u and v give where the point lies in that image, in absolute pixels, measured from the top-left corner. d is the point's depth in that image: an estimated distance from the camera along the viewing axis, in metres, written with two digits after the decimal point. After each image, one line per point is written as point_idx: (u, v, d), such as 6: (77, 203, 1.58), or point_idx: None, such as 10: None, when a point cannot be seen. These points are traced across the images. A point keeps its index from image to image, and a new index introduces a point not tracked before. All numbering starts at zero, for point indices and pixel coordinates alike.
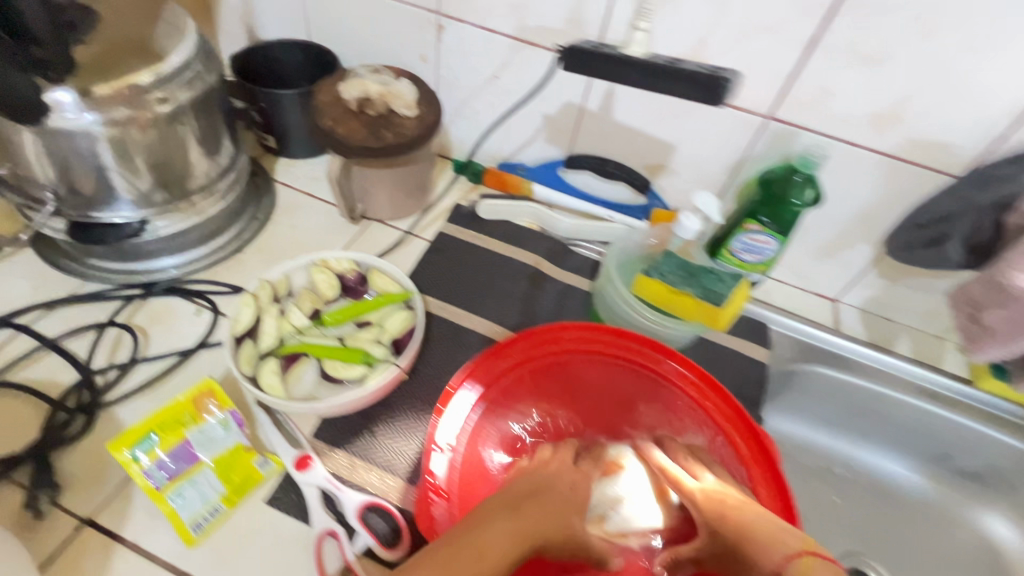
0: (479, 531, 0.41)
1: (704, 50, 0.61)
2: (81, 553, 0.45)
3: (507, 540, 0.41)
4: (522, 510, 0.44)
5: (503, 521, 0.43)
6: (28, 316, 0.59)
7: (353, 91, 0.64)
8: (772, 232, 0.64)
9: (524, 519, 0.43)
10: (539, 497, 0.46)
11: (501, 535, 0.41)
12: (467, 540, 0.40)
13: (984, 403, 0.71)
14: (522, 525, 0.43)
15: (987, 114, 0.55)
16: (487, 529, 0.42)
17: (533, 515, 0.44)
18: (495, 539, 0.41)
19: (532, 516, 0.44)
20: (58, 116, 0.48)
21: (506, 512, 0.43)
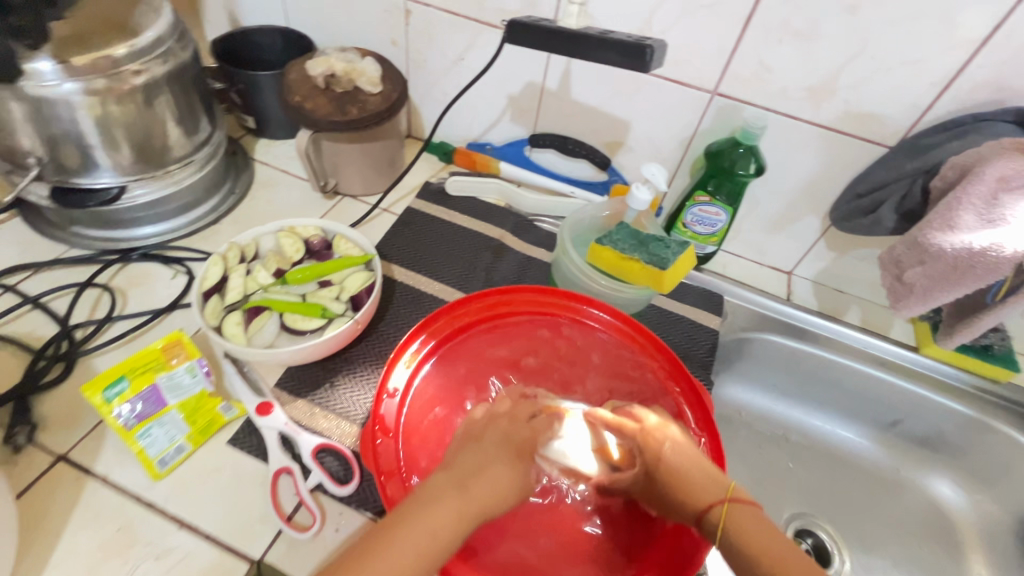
0: (423, 508, 0.42)
1: (651, 29, 0.64)
2: (56, 483, 0.48)
3: (449, 512, 0.43)
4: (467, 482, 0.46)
5: (446, 497, 0.43)
6: (15, 277, 0.63)
7: (318, 68, 0.69)
8: (721, 204, 0.70)
9: (469, 491, 0.45)
10: (481, 463, 0.48)
11: (442, 510, 0.43)
12: (406, 521, 0.41)
13: (928, 369, 0.73)
14: (463, 495, 0.45)
15: (914, 86, 0.58)
16: (429, 505, 0.42)
17: (475, 490, 0.46)
18: (435, 519, 0.42)
19: (474, 490, 0.45)
20: (36, 84, 0.52)
21: (451, 488, 0.44)
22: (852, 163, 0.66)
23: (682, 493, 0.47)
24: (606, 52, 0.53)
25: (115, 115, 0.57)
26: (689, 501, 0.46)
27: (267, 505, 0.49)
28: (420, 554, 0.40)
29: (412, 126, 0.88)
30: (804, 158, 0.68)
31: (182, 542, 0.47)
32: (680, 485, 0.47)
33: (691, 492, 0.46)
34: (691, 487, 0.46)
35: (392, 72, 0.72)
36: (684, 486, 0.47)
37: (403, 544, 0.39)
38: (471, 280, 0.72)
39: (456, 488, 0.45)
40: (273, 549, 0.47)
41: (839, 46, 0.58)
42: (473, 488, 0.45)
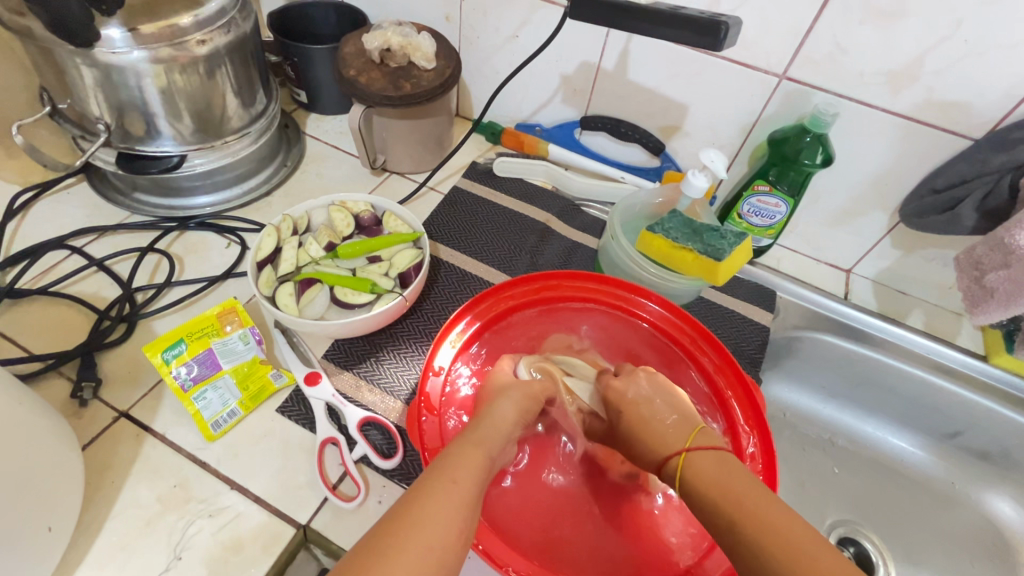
0: (446, 460, 0.41)
1: (720, 6, 0.61)
2: (117, 437, 0.51)
3: (474, 463, 0.41)
4: (479, 433, 0.45)
5: (468, 452, 0.42)
6: (81, 240, 0.65)
7: (374, 41, 0.68)
8: (781, 195, 0.67)
9: (484, 441, 0.44)
10: (490, 419, 0.47)
11: (471, 462, 0.41)
12: (439, 471, 0.39)
13: (996, 379, 0.68)
14: (485, 450, 0.43)
15: (1010, 73, 0.53)
16: (453, 461, 0.41)
17: (493, 444, 0.44)
18: (466, 470, 0.40)
19: (491, 444, 0.44)
20: (107, 50, 0.53)
21: (468, 445, 0.43)
22: (930, 155, 0.61)
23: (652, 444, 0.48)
24: (675, 29, 0.52)
25: (178, 84, 0.58)
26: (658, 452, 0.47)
27: (313, 473, 0.50)
28: (462, 507, 0.37)
29: (461, 105, 0.87)
30: (876, 149, 0.64)
31: (234, 503, 0.48)
32: (651, 440, 0.49)
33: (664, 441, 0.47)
34: (655, 437, 0.48)
35: (445, 47, 0.72)
36: (653, 435, 0.49)
37: (444, 499, 0.37)
38: (515, 262, 0.71)
39: (477, 445, 0.43)
40: (318, 516, 0.48)
41: (928, 28, 0.54)
42: (492, 445, 0.44)
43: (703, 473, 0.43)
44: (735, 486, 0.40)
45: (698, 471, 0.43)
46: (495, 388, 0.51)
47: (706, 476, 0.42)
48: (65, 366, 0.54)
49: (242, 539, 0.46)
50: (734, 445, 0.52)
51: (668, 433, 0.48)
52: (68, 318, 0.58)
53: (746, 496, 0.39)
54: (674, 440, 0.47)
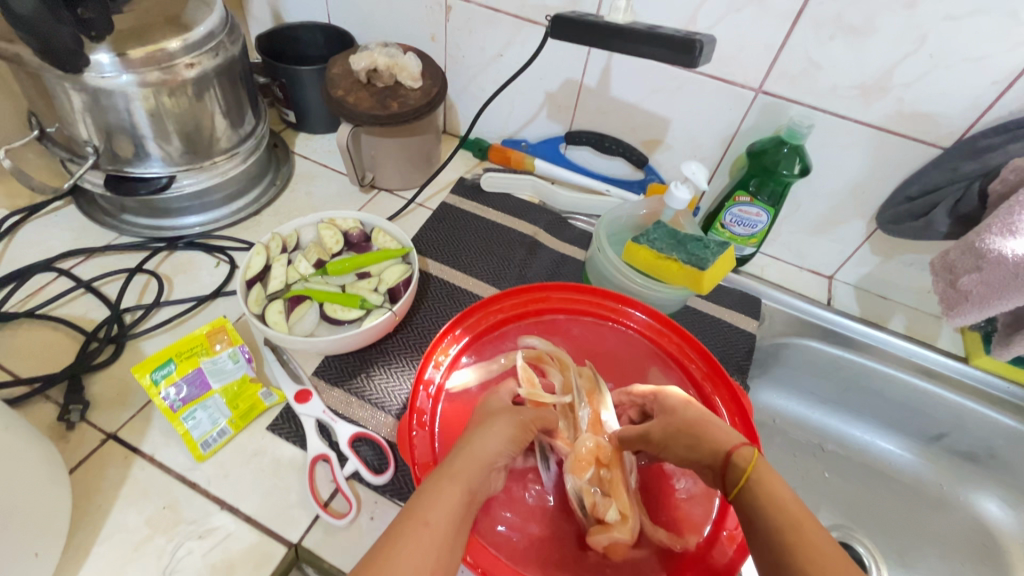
0: (422, 501, 0.38)
1: (696, 25, 0.63)
2: (105, 460, 0.50)
3: (450, 507, 0.39)
4: (457, 469, 0.42)
5: (446, 485, 0.40)
6: (69, 262, 0.65)
7: (361, 62, 0.69)
8: (762, 204, 0.68)
9: (462, 476, 0.41)
10: (471, 444, 0.44)
11: (447, 498, 0.39)
12: (409, 513, 0.37)
13: (977, 380, 0.70)
14: (464, 483, 0.41)
15: (975, 86, 0.56)
16: (427, 497, 0.39)
17: (471, 476, 0.42)
18: (439, 510, 0.38)
19: (470, 476, 0.42)
20: (96, 75, 0.54)
21: (445, 478, 0.41)
22: (903, 163, 0.63)
23: (707, 438, 0.45)
24: (652, 47, 0.54)
25: (166, 106, 0.59)
26: (716, 449, 0.44)
27: (305, 491, 0.50)
28: (436, 554, 0.36)
29: (449, 123, 0.89)
30: (850, 158, 0.66)
31: (224, 523, 0.48)
32: (708, 437, 0.45)
33: (714, 438, 0.45)
34: (711, 433, 0.45)
35: (432, 67, 0.73)
36: (712, 431, 0.46)
37: (414, 546, 0.35)
38: (504, 275, 0.72)
39: (454, 478, 0.41)
40: (310, 535, 0.48)
41: (895, 42, 0.56)
42: (470, 477, 0.42)
43: (769, 477, 0.40)
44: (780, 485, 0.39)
45: (766, 474, 0.40)
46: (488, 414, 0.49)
47: (769, 479, 0.40)
48: (53, 390, 0.54)
49: (232, 560, 0.46)
50: None
51: (720, 430, 0.46)
52: (55, 340, 0.58)
53: (792, 503, 0.38)
54: (730, 439, 0.44)
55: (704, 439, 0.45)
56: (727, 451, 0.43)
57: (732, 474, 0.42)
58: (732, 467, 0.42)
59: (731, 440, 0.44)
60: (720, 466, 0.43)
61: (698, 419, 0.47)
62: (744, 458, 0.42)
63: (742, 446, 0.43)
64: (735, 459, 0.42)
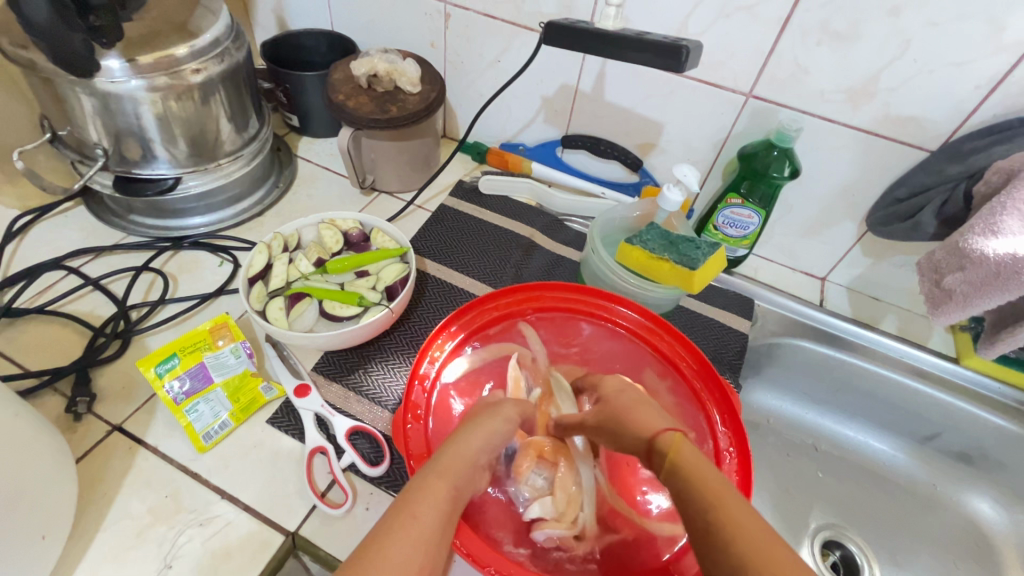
0: (410, 497, 0.39)
1: (687, 31, 0.65)
2: (110, 450, 0.52)
3: (436, 502, 0.39)
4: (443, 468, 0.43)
5: (433, 480, 0.41)
6: (78, 260, 0.67)
7: (362, 68, 0.71)
8: (753, 206, 0.70)
9: (448, 474, 0.42)
10: (460, 441, 0.46)
11: (434, 493, 0.40)
12: (398, 506, 0.39)
13: (968, 381, 0.70)
14: (450, 480, 0.42)
15: (959, 90, 0.57)
16: (416, 491, 0.40)
17: (458, 473, 0.43)
18: (427, 503, 0.39)
19: (457, 473, 0.43)
20: (106, 80, 0.56)
21: (432, 475, 0.41)
22: (891, 166, 0.65)
23: (631, 425, 0.46)
24: (641, 53, 0.55)
25: (173, 110, 0.61)
26: (641, 434, 0.45)
27: (302, 482, 0.52)
28: (423, 546, 0.36)
29: (449, 127, 0.91)
30: (839, 161, 0.67)
31: (224, 512, 0.49)
32: (631, 424, 0.46)
33: (636, 424, 0.46)
34: (643, 417, 0.46)
35: (431, 73, 0.75)
36: (638, 416, 0.46)
37: (404, 536, 0.36)
38: (501, 275, 0.73)
39: (442, 475, 0.42)
40: (307, 524, 0.49)
41: (880, 47, 0.58)
42: (458, 474, 0.43)
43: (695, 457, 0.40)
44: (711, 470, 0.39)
45: (687, 458, 0.41)
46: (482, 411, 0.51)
47: (692, 464, 0.40)
48: (61, 382, 0.56)
49: (231, 547, 0.47)
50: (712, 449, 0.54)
51: (647, 413, 0.47)
52: (64, 335, 0.60)
53: (714, 482, 0.38)
54: (658, 423, 0.45)
55: (628, 423, 0.46)
56: (648, 438, 0.44)
57: (656, 455, 0.42)
58: (655, 451, 0.43)
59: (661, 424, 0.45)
60: (645, 450, 0.44)
61: (626, 405, 0.48)
62: (667, 439, 0.42)
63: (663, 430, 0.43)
64: (658, 442, 0.42)
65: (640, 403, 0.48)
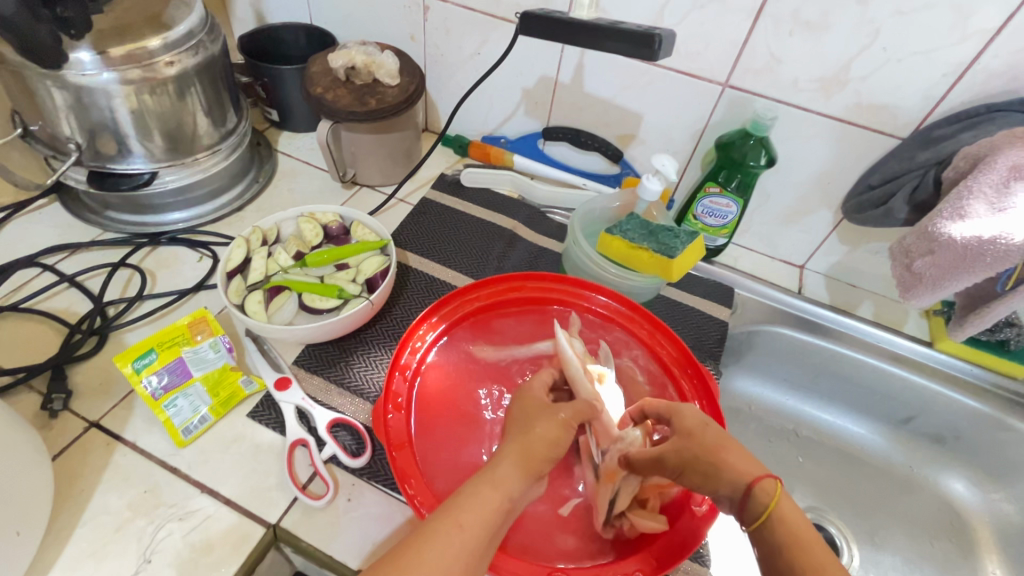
0: (456, 507, 0.40)
1: (663, 21, 0.65)
2: (88, 447, 0.51)
3: (488, 514, 0.40)
4: (498, 477, 0.42)
5: (484, 492, 0.41)
6: (53, 257, 0.66)
7: (339, 60, 0.71)
8: (731, 195, 0.71)
9: (506, 484, 0.42)
10: (512, 452, 0.44)
11: (484, 505, 0.40)
12: (443, 517, 0.39)
13: (941, 364, 0.72)
14: (505, 491, 0.41)
15: (926, 79, 0.58)
16: (462, 501, 0.40)
17: (514, 485, 0.42)
18: (475, 513, 0.39)
19: (513, 485, 0.42)
20: (77, 72, 0.55)
21: (485, 486, 0.41)
22: (864, 154, 0.66)
23: (723, 470, 0.43)
24: (614, 42, 0.56)
25: (148, 104, 0.60)
26: (736, 476, 0.42)
27: (283, 475, 0.52)
28: (464, 558, 0.37)
29: (430, 120, 0.90)
30: (814, 149, 0.68)
31: (204, 505, 0.49)
32: (725, 464, 0.43)
33: (732, 466, 0.43)
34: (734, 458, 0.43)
35: (410, 65, 0.75)
36: (734, 458, 0.43)
37: (445, 543, 0.37)
38: (482, 267, 0.73)
39: (497, 486, 0.41)
40: (288, 516, 0.49)
41: (850, 37, 0.59)
42: (513, 484, 0.42)
43: (796, 518, 0.40)
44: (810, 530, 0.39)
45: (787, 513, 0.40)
46: (515, 416, 0.49)
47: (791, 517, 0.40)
48: (36, 380, 0.55)
49: (212, 540, 0.47)
50: None
51: (737, 454, 0.44)
52: (38, 332, 0.59)
53: (810, 536, 0.39)
54: (752, 466, 0.43)
55: (722, 468, 0.43)
56: (745, 484, 0.42)
57: (753, 502, 0.41)
58: (751, 499, 0.41)
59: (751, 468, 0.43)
60: (738, 496, 0.42)
61: (713, 444, 0.44)
62: (768, 490, 0.41)
63: (763, 477, 0.42)
64: (756, 492, 0.41)
65: (726, 444, 0.44)
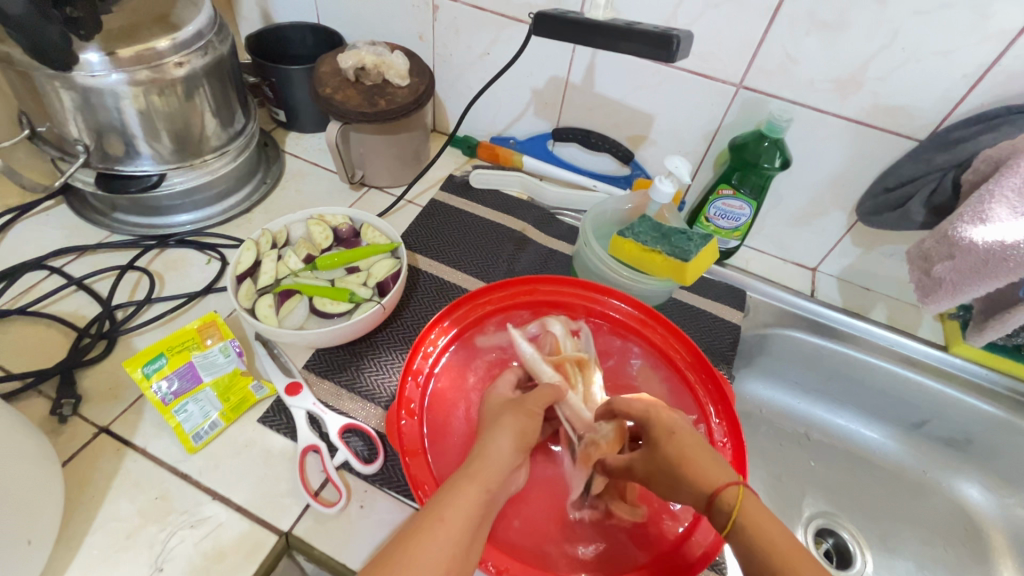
0: (437, 502, 0.39)
1: (677, 21, 0.64)
2: (98, 452, 0.51)
3: (468, 507, 0.39)
4: (473, 470, 0.42)
5: (463, 485, 0.41)
6: (61, 260, 0.66)
7: (349, 61, 0.70)
8: (744, 198, 0.70)
9: (480, 476, 0.42)
10: (489, 445, 0.44)
11: (463, 497, 0.40)
12: (423, 513, 0.38)
13: (957, 368, 0.71)
14: (481, 483, 0.41)
15: (946, 80, 0.57)
16: (444, 496, 0.40)
17: (491, 476, 0.42)
18: (455, 508, 0.39)
19: (489, 477, 0.42)
20: (86, 74, 0.55)
21: (462, 479, 0.41)
22: (880, 156, 0.65)
23: (685, 482, 0.42)
24: (631, 43, 0.55)
25: (156, 105, 0.60)
26: (698, 486, 0.41)
27: (295, 481, 0.51)
28: (448, 551, 0.36)
29: (438, 121, 0.90)
30: (829, 151, 0.67)
31: (216, 512, 0.49)
32: (686, 474, 0.42)
33: (695, 475, 0.42)
34: (699, 465, 0.42)
35: (419, 65, 0.74)
36: (695, 466, 0.42)
37: (428, 538, 0.37)
38: (493, 270, 0.73)
39: (473, 478, 0.41)
40: (301, 523, 0.49)
41: (868, 37, 0.58)
42: (490, 475, 0.42)
43: (764, 520, 0.39)
44: (785, 537, 0.38)
45: (755, 520, 0.39)
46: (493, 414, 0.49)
47: (762, 524, 0.38)
48: (45, 384, 0.55)
49: (223, 548, 0.47)
50: (705, 436, 0.54)
51: (701, 461, 0.43)
52: (47, 336, 0.59)
53: (785, 544, 0.38)
54: (718, 472, 0.42)
55: (685, 478, 0.42)
56: (708, 494, 0.41)
57: (718, 511, 0.40)
58: (717, 508, 0.40)
59: (720, 476, 0.42)
60: (704, 504, 0.41)
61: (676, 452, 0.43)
62: (730, 499, 0.40)
63: (726, 484, 0.40)
64: (719, 503, 0.40)
65: (688, 450, 0.43)
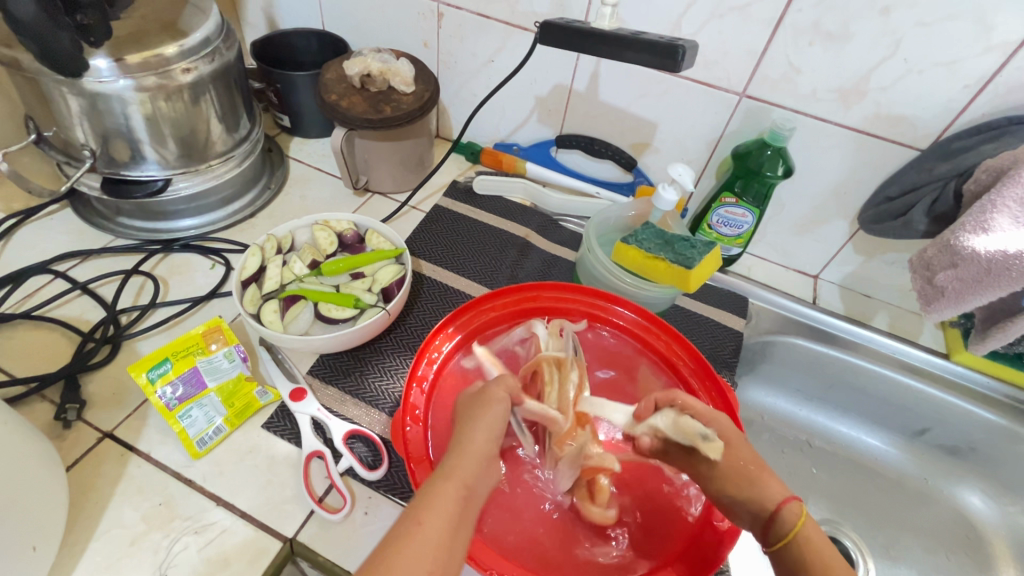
0: (419, 505, 0.39)
1: (681, 31, 0.65)
2: (102, 457, 0.51)
3: (448, 506, 0.39)
4: (453, 470, 0.42)
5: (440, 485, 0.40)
6: (65, 264, 0.66)
7: (355, 68, 0.71)
8: (747, 205, 0.70)
9: (458, 475, 0.41)
10: (469, 444, 0.44)
11: (443, 497, 0.39)
12: (406, 515, 0.38)
13: (958, 376, 0.71)
14: (459, 480, 0.41)
15: (948, 91, 0.58)
16: (425, 498, 0.40)
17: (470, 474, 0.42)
18: (438, 508, 0.39)
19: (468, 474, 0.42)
20: (93, 79, 0.55)
21: (439, 479, 0.41)
22: (882, 164, 0.65)
23: (749, 490, 0.44)
24: (637, 52, 0.56)
25: (163, 111, 0.60)
26: (761, 498, 0.43)
27: (299, 487, 0.51)
28: (429, 551, 0.36)
29: (441, 127, 0.90)
30: (831, 160, 0.68)
31: (220, 519, 0.49)
32: (748, 487, 0.44)
33: (758, 488, 0.44)
34: (757, 480, 0.44)
35: (424, 73, 0.75)
36: (758, 480, 0.44)
37: (410, 541, 0.36)
38: (496, 276, 0.73)
39: (450, 478, 0.41)
40: (305, 529, 0.49)
41: (871, 48, 0.58)
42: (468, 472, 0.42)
43: (819, 539, 0.41)
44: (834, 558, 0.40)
45: (811, 537, 0.41)
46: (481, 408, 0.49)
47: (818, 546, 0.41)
48: (49, 389, 0.54)
49: (227, 555, 0.47)
50: None
51: (761, 473, 0.45)
52: (51, 341, 0.58)
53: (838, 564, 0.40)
54: (775, 489, 0.44)
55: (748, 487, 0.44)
56: (769, 508, 0.43)
57: (776, 524, 0.42)
58: (777, 521, 0.42)
59: (777, 490, 0.44)
60: (762, 517, 0.43)
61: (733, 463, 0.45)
62: (792, 513, 0.42)
63: (787, 500, 0.43)
64: (783, 514, 0.42)
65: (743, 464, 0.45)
